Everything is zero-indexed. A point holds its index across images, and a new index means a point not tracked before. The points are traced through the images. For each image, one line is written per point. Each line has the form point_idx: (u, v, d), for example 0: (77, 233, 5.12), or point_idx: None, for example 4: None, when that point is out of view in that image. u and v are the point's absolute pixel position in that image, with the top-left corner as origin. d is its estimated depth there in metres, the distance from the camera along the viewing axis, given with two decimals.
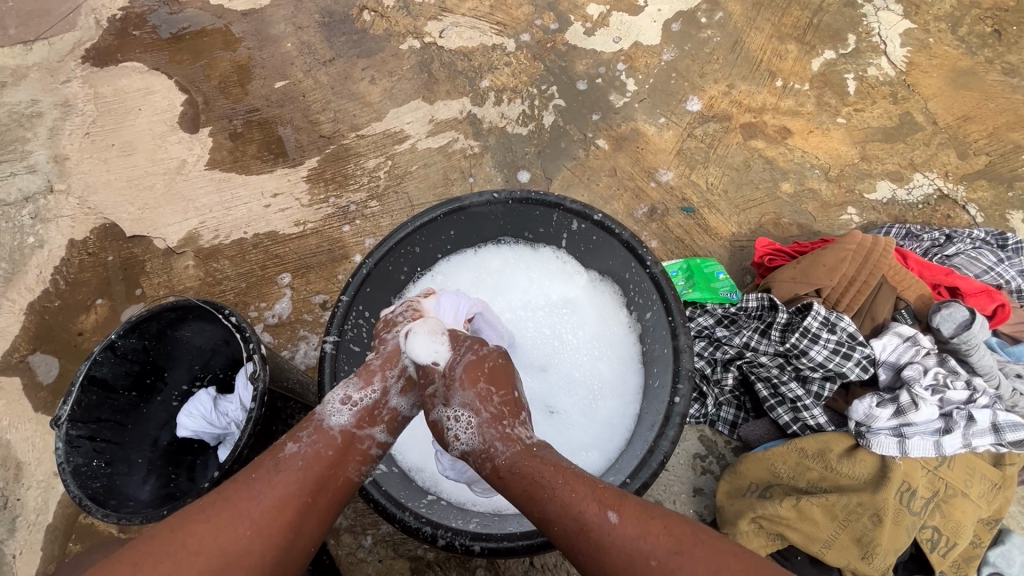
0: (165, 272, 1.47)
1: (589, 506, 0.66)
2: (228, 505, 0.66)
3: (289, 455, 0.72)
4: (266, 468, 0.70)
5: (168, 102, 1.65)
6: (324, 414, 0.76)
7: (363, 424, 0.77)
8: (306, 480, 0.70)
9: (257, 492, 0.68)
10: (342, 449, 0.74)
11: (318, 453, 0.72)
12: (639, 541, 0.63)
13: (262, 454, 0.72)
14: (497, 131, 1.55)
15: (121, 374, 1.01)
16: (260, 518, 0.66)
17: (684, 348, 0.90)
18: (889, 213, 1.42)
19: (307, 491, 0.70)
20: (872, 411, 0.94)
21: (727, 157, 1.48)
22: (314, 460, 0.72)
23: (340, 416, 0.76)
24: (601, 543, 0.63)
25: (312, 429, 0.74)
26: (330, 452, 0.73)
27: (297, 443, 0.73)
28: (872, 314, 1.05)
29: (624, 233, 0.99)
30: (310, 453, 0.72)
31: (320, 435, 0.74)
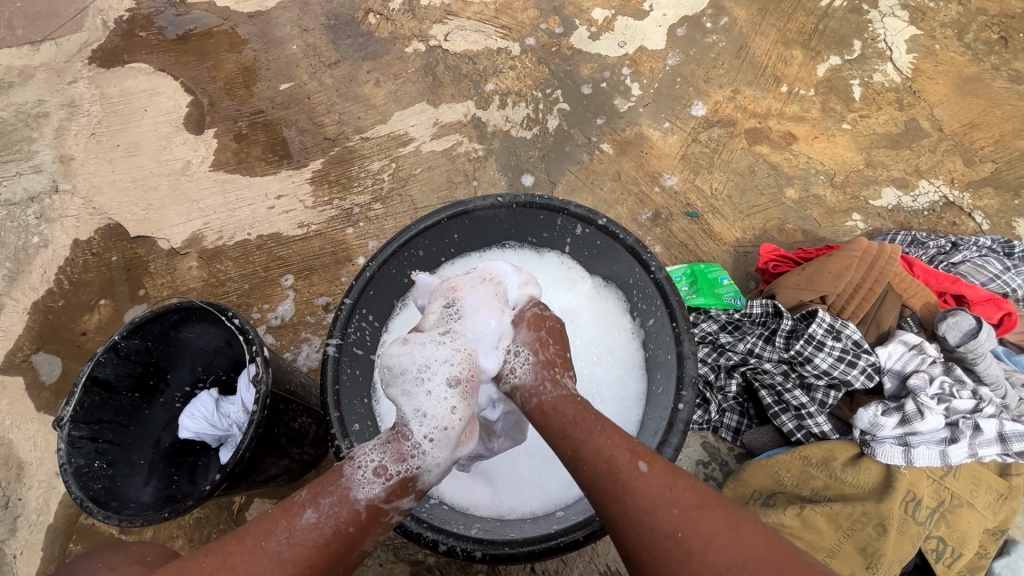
0: (168, 273, 1.47)
1: (621, 453, 0.67)
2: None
3: (306, 526, 0.67)
4: (276, 538, 0.66)
5: (173, 103, 1.65)
6: (352, 483, 0.70)
7: (391, 496, 0.70)
8: (320, 559, 0.66)
9: (263, 565, 0.64)
10: (363, 523, 0.69)
11: (333, 530, 0.67)
12: (663, 492, 0.63)
13: (280, 512, 0.68)
14: (502, 135, 1.55)
15: (124, 375, 1.00)
16: None
17: (687, 354, 0.90)
18: (894, 220, 1.41)
19: (320, 569, 0.66)
20: (877, 419, 0.93)
21: (732, 162, 1.48)
22: (331, 535, 0.67)
23: (366, 488, 0.70)
24: (626, 486, 0.64)
25: (335, 496, 0.69)
26: (349, 527, 0.68)
27: (317, 512, 0.68)
28: (878, 321, 1.04)
29: (628, 238, 0.99)
30: (328, 527, 0.67)
31: (342, 507, 0.69)
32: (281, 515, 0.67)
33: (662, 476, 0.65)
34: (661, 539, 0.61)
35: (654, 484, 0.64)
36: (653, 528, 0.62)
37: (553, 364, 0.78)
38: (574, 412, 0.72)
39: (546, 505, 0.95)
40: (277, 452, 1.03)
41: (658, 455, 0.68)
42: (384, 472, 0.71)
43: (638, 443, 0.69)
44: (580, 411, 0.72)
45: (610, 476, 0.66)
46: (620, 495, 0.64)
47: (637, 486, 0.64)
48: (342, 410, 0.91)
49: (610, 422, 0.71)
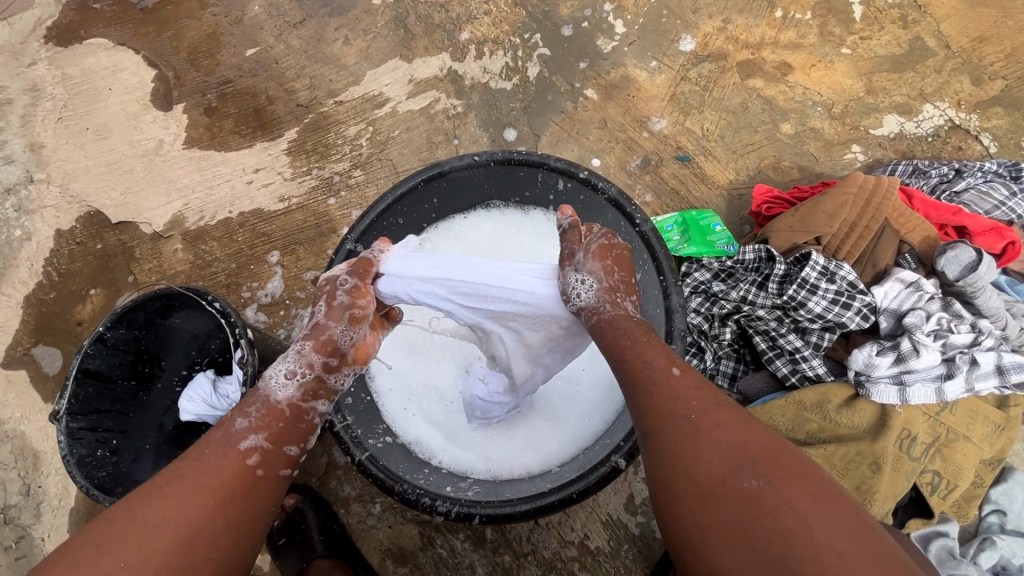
0: (154, 257, 1.45)
1: (656, 358, 0.73)
2: (185, 477, 0.66)
3: (238, 429, 0.72)
4: (210, 446, 0.69)
5: (138, 80, 1.58)
6: (269, 391, 0.75)
7: (308, 398, 0.77)
8: (263, 452, 0.71)
9: (213, 461, 0.68)
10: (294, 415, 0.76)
11: (266, 432, 0.73)
12: (691, 392, 0.69)
13: (212, 428, 0.71)
14: (480, 88, 1.47)
15: (116, 365, 1.00)
16: (223, 484, 0.67)
17: (676, 308, 0.89)
18: (896, 149, 1.34)
19: (263, 464, 0.71)
20: (872, 359, 0.91)
21: (724, 99, 1.40)
22: (263, 433, 0.72)
23: (285, 386, 0.76)
24: (656, 381, 0.71)
25: (258, 404, 0.74)
26: (280, 424, 0.74)
27: (245, 418, 0.73)
28: (874, 260, 1.00)
29: (610, 190, 0.96)
30: (257, 430, 0.72)
31: (265, 409, 0.74)
32: (210, 430, 0.70)
33: (689, 385, 0.69)
34: (679, 419, 0.67)
35: (675, 385, 0.70)
36: (672, 410, 0.67)
37: (616, 288, 0.82)
38: (625, 321, 0.79)
39: (542, 462, 0.97)
40: None
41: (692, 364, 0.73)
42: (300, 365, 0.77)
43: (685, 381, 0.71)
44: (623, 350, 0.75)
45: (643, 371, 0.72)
46: (647, 390, 0.71)
47: (665, 386, 0.70)
48: None
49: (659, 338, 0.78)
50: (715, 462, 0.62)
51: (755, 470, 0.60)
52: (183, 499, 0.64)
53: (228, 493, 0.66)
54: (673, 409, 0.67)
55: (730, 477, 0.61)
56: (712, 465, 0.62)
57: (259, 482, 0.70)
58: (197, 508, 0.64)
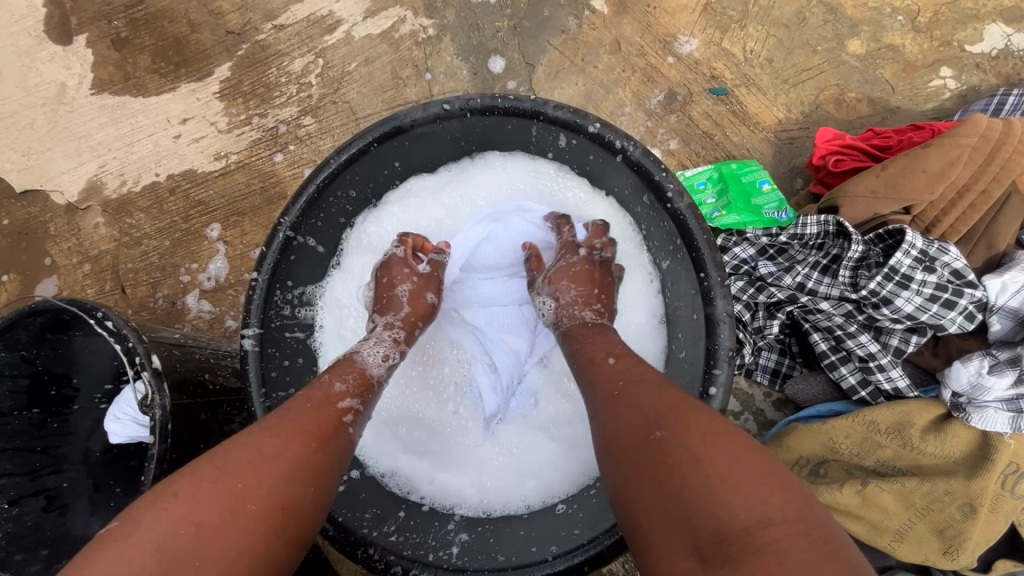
0: (72, 234, 1.20)
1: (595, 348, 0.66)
2: (285, 432, 0.57)
3: (332, 391, 0.64)
4: (311, 397, 0.62)
5: (23, 3, 1.24)
6: (365, 363, 0.70)
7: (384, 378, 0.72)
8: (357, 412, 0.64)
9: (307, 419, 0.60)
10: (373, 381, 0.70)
11: (362, 395, 0.66)
12: (627, 374, 0.59)
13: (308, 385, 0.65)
14: (457, 2, 1.14)
15: (8, 394, 0.80)
16: (315, 446, 0.58)
17: (723, 319, 0.65)
18: (997, 71, 1.03)
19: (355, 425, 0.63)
20: (981, 380, 0.69)
21: (773, 8, 1.07)
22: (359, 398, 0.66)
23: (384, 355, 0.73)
24: (591, 366, 0.63)
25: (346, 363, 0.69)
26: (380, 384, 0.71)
27: (342, 381, 0.66)
28: (991, 238, 0.78)
29: (632, 149, 0.70)
30: (356, 395, 0.66)
31: (356, 375, 0.68)
32: (309, 387, 0.63)
33: (628, 369, 0.60)
34: (608, 398, 0.57)
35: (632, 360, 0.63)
36: (605, 391, 0.59)
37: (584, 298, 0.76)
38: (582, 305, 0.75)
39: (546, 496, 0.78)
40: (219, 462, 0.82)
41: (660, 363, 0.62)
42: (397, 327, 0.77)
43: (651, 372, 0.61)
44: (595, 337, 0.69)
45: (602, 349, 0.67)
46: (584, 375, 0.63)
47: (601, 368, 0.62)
48: None
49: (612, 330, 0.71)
50: (655, 414, 0.52)
51: (669, 421, 0.50)
52: (272, 457, 0.55)
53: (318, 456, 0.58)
54: (624, 378, 0.59)
55: (667, 429, 0.50)
56: (648, 412, 0.53)
57: (347, 439, 0.62)
58: (296, 450, 0.56)
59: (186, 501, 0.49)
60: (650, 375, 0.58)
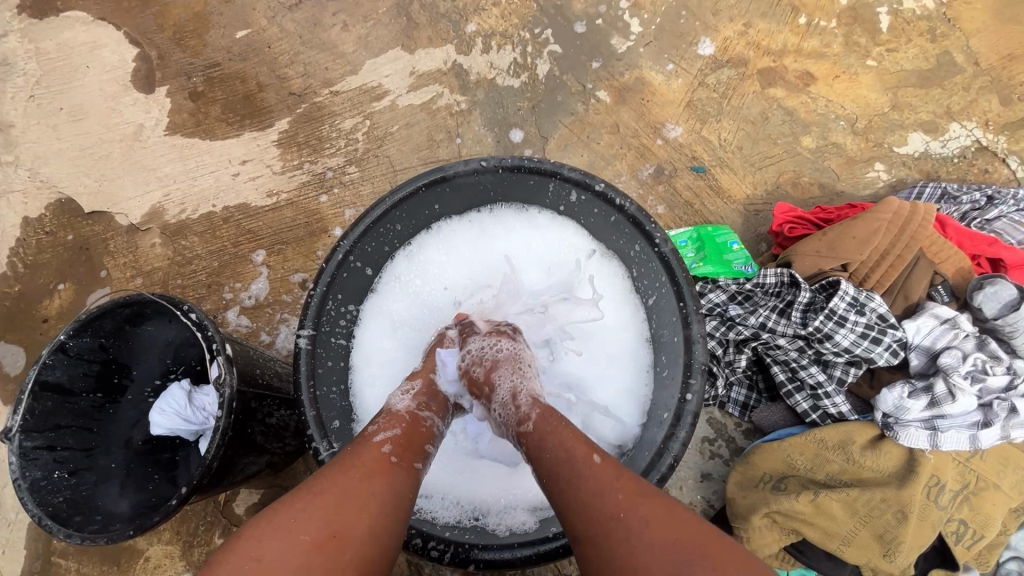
0: (130, 251, 1.35)
1: (577, 449, 0.67)
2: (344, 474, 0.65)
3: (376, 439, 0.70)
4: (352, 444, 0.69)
5: (118, 58, 1.47)
6: (390, 403, 0.78)
7: (422, 406, 0.78)
8: (395, 441, 0.71)
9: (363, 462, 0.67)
10: (414, 417, 0.76)
11: (394, 427, 0.73)
12: (610, 481, 0.63)
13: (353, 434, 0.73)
14: (486, 84, 1.39)
15: (79, 377, 0.91)
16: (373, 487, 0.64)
17: (696, 338, 0.82)
18: (920, 169, 1.28)
19: (398, 451, 0.70)
20: (903, 402, 0.84)
21: (742, 108, 1.33)
22: (392, 430, 0.72)
23: (405, 396, 0.79)
24: (576, 473, 0.64)
25: (384, 415, 0.76)
26: (426, 409, 0.79)
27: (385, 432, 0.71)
28: (907, 291, 0.94)
29: (630, 205, 0.89)
30: (388, 427, 0.72)
31: (390, 417, 0.75)
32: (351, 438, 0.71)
33: (612, 471, 0.64)
34: (603, 516, 0.60)
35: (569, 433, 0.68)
36: (596, 507, 0.61)
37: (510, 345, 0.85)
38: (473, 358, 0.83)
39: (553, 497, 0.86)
40: (255, 451, 0.94)
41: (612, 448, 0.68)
42: (413, 384, 0.81)
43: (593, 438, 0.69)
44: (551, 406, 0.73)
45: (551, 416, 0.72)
46: (570, 482, 0.64)
47: (580, 484, 0.63)
48: (319, 407, 0.85)
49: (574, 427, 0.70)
50: (595, 508, 0.61)
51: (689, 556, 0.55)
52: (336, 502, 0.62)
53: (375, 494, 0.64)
54: (563, 459, 0.66)
55: (605, 517, 0.60)
56: (586, 504, 0.62)
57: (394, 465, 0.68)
58: (352, 479, 0.64)
59: (284, 528, 0.58)
60: (628, 484, 0.62)
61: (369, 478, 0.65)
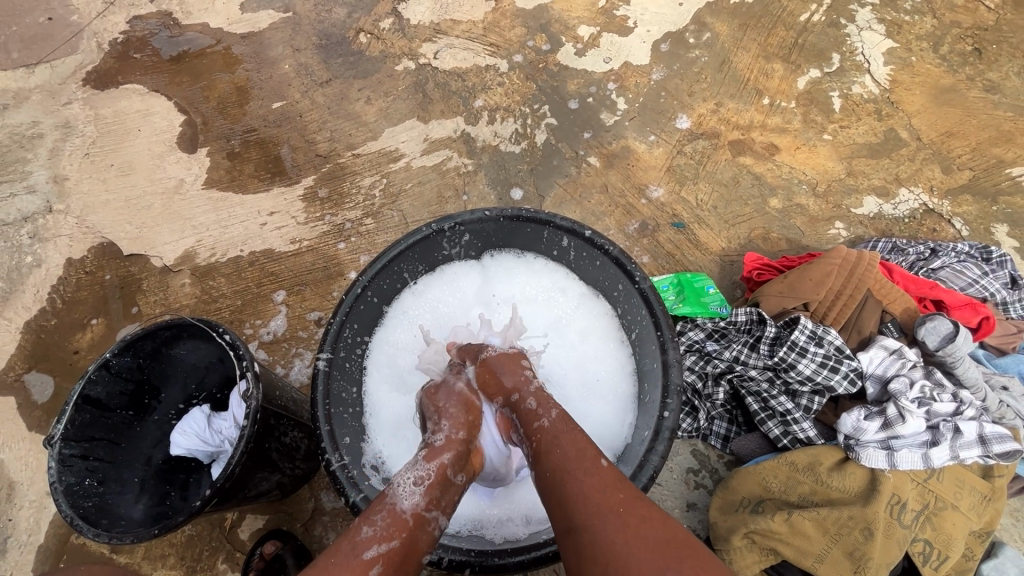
0: (161, 290, 1.48)
1: (590, 451, 0.74)
2: None
3: (365, 540, 0.68)
4: (340, 551, 0.66)
5: (167, 123, 1.68)
6: (395, 497, 0.73)
7: (431, 507, 0.74)
8: (386, 561, 0.67)
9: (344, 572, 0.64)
10: (415, 527, 0.71)
11: (392, 536, 0.69)
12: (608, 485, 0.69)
13: (343, 533, 0.69)
14: (491, 150, 1.58)
15: (115, 394, 1.00)
16: None
17: (673, 363, 0.91)
18: (875, 227, 1.44)
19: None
20: (860, 424, 0.95)
21: (716, 173, 1.51)
22: (388, 542, 0.68)
23: (411, 497, 0.74)
24: (582, 468, 0.71)
25: (384, 511, 0.71)
26: (430, 517, 0.73)
27: (372, 526, 0.70)
28: (859, 327, 1.06)
29: (613, 249, 1.01)
30: (383, 539, 0.69)
31: (393, 519, 0.71)
32: (340, 539, 0.67)
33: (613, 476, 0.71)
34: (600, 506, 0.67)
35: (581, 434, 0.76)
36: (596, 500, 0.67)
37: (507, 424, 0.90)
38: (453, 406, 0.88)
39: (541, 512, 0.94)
40: (268, 467, 1.02)
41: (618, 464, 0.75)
42: (421, 484, 0.75)
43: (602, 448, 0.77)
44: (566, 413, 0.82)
45: (566, 419, 0.80)
46: (573, 477, 0.71)
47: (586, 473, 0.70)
48: (333, 424, 0.93)
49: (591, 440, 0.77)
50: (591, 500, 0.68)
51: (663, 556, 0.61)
52: None
53: None
54: (570, 455, 0.73)
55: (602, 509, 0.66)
56: (581, 497, 0.68)
57: None
58: None
59: None
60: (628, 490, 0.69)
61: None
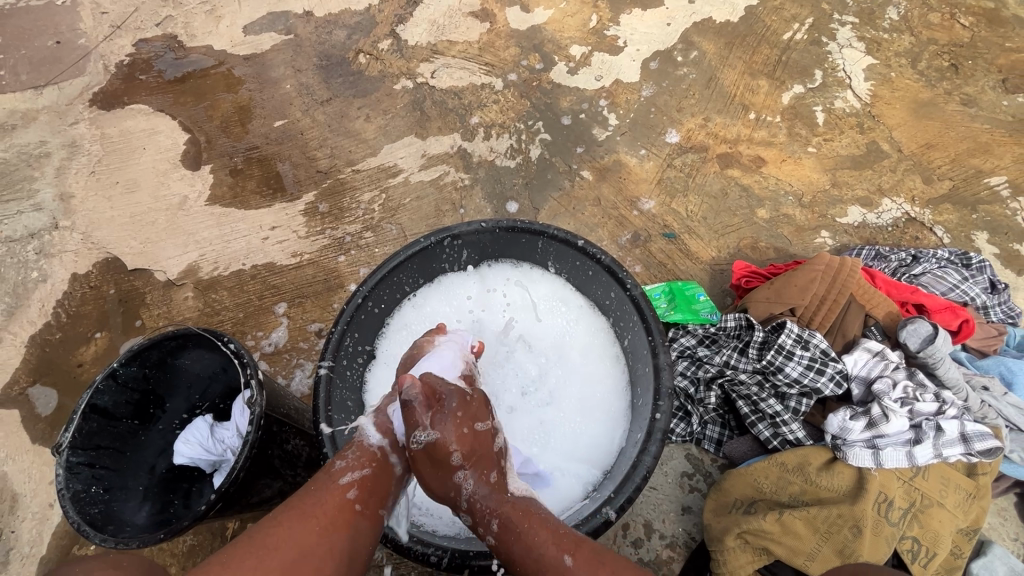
0: (165, 304, 1.51)
1: (549, 548, 0.73)
2: (299, 514, 0.76)
3: (337, 471, 0.82)
4: (317, 484, 0.80)
5: (171, 141, 1.72)
6: (362, 435, 0.88)
7: (393, 442, 0.88)
8: (360, 486, 0.81)
9: (319, 500, 0.78)
10: (384, 463, 0.86)
11: (362, 467, 0.84)
12: None
13: (318, 470, 0.83)
14: (487, 164, 1.62)
15: (122, 403, 1.03)
16: (327, 522, 0.76)
17: (664, 366, 0.95)
18: (860, 236, 1.48)
19: (361, 498, 0.81)
20: (846, 423, 0.98)
21: (705, 185, 1.56)
22: (361, 470, 0.83)
23: (378, 436, 0.88)
24: None
25: (356, 447, 0.86)
26: (396, 453, 0.88)
27: (343, 459, 0.84)
28: (843, 330, 1.10)
29: (605, 257, 1.04)
30: (355, 468, 0.83)
31: (360, 452, 0.85)
32: (318, 473, 0.82)
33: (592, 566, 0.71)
34: None
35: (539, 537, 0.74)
36: None
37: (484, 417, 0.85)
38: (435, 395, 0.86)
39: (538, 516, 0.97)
40: (270, 474, 1.04)
41: (585, 541, 0.75)
42: (386, 422, 0.90)
43: (565, 533, 0.76)
44: (513, 509, 0.79)
45: (509, 526, 0.77)
46: None
47: None
48: (334, 429, 0.95)
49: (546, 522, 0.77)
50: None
51: None
52: (299, 529, 0.74)
53: (332, 530, 0.76)
54: (540, 566, 0.72)
55: None
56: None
57: (354, 512, 0.79)
58: (314, 520, 0.76)
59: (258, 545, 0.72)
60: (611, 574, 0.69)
61: (332, 520, 0.77)
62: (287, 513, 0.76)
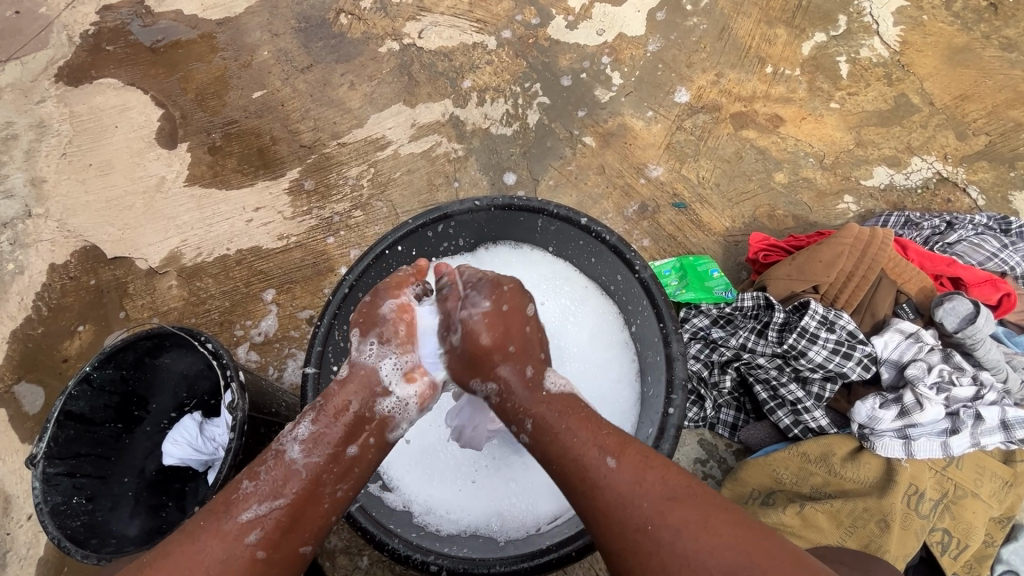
0: (148, 293, 1.44)
1: (590, 449, 0.68)
2: (173, 559, 0.63)
3: (244, 496, 0.68)
4: (217, 516, 0.67)
5: (144, 118, 1.61)
6: (283, 447, 0.72)
7: (323, 462, 0.72)
8: (266, 525, 0.67)
9: (205, 545, 0.65)
10: (310, 487, 0.71)
11: (275, 493, 0.69)
12: (633, 486, 0.64)
13: (220, 495, 0.69)
14: (481, 133, 1.51)
15: (100, 407, 0.97)
16: (208, 574, 0.63)
17: (676, 356, 0.86)
18: (886, 200, 1.38)
19: (266, 543, 0.66)
20: (875, 413, 0.92)
21: (718, 149, 1.44)
22: (271, 500, 0.68)
23: (303, 448, 0.72)
24: (596, 483, 0.66)
25: (271, 463, 0.71)
26: (327, 474, 0.72)
27: (255, 481, 0.69)
28: (872, 309, 1.02)
29: (610, 237, 0.94)
30: (266, 498, 0.68)
31: (279, 471, 0.70)
32: (225, 492, 0.69)
33: (637, 466, 0.66)
34: (634, 528, 0.62)
35: (574, 437, 0.70)
36: (626, 518, 0.63)
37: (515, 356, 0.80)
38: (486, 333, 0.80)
39: (552, 510, 0.90)
40: None
41: (630, 442, 0.69)
42: (318, 427, 0.73)
43: (608, 433, 0.70)
44: (550, 408, 0.74)
45: (543, 424, 0.73)
46: (590, 493, 0.66)
47: (607, 481, 0.65)
48: None
49: (587, 409, 0.74)
50: (620, 519, 0.63)
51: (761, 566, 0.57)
52: None
53: None
54: (573, 457, 0.68)
55: (640, 524, 0.62)
56: (614, 507, 0.64)
57: (254, 562, 0.65)
58: None
59: None
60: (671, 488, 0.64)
61: (224, 573, 0.63)
62: (161, 560, 0.63)
